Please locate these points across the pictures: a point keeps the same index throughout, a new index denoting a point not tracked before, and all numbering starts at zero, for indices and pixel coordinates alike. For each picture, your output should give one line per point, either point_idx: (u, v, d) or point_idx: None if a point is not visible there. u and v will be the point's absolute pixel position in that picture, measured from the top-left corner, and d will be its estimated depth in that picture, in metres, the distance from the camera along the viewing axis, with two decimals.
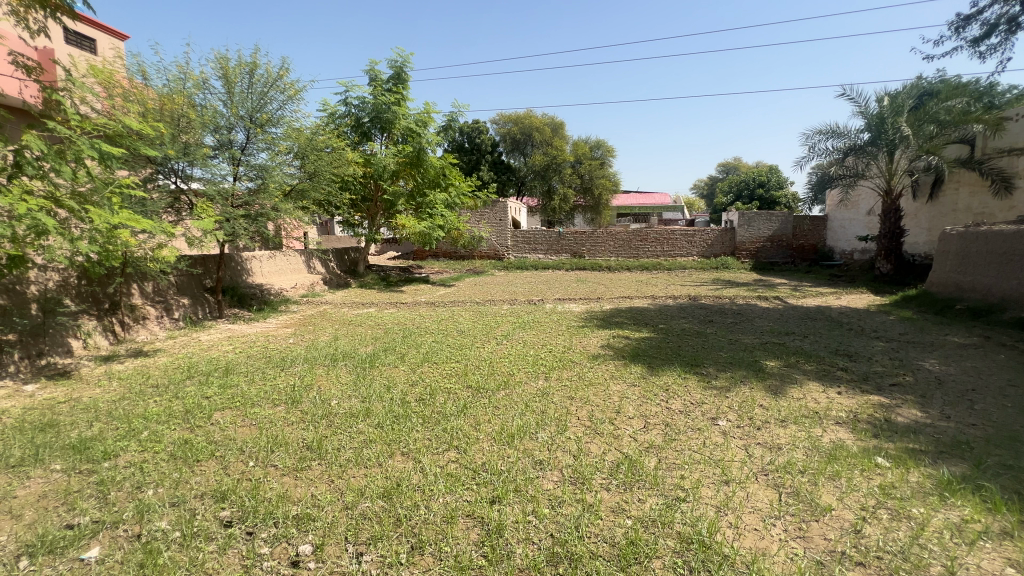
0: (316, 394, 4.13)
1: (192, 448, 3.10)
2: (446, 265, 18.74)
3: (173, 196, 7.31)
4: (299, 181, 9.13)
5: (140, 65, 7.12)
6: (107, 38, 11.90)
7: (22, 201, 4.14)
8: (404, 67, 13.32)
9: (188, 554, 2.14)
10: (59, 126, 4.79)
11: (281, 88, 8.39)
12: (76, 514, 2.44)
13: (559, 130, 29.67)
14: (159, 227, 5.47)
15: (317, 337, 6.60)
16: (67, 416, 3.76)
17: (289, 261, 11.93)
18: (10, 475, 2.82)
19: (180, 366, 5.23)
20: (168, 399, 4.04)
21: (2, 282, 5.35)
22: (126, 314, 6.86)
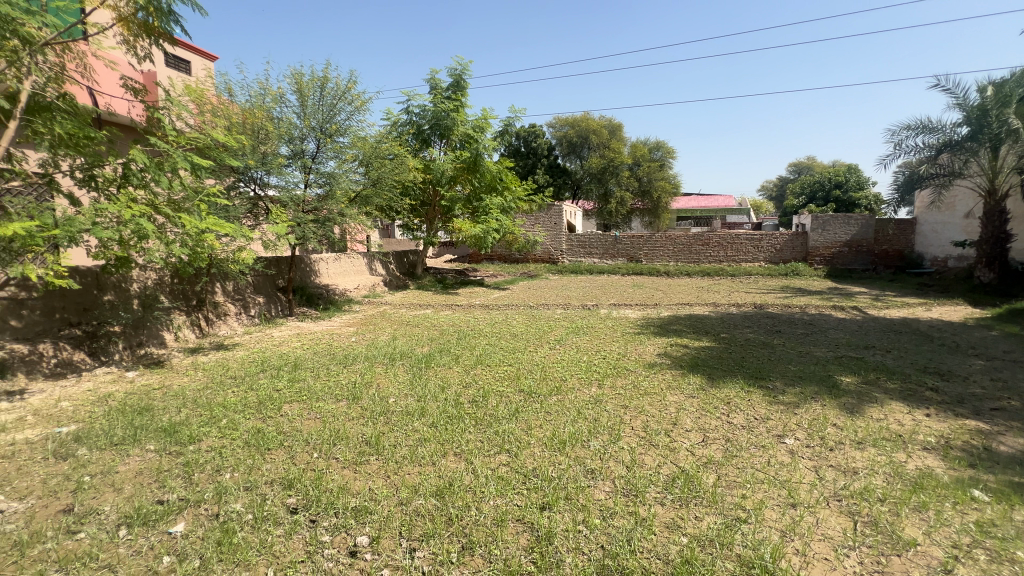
0: (375, 392, 4.31)
1: (264, 437, 3.34)
2: (500, 268, 18.97)
3: (253, 202, 7.93)
4: (363, 187, 9.60)
5: (227, 83, 7.80)
6: (200, 59, 13.09)
7: (127, 209, 4.65)
8: (462, 74, 13.66)
9: (259, 536, 2.31)
10: (159, 141, 5.35)
11: (348, 100, 8.86)
12: (165, 491, 2.71)
13: (616, 131, 29.14)
14: (240, 231, 5.93)
15: (377, 337, 6.89)
16: (159, 401, 4.18)
17: (353, 263, 12.57)
18: (114, 453, 3.17)
19: (255, 359, 5.66)
20: (244, 390, 4.38)
21: (111, 280, 6.12)
22: (210, 311, 7.53)
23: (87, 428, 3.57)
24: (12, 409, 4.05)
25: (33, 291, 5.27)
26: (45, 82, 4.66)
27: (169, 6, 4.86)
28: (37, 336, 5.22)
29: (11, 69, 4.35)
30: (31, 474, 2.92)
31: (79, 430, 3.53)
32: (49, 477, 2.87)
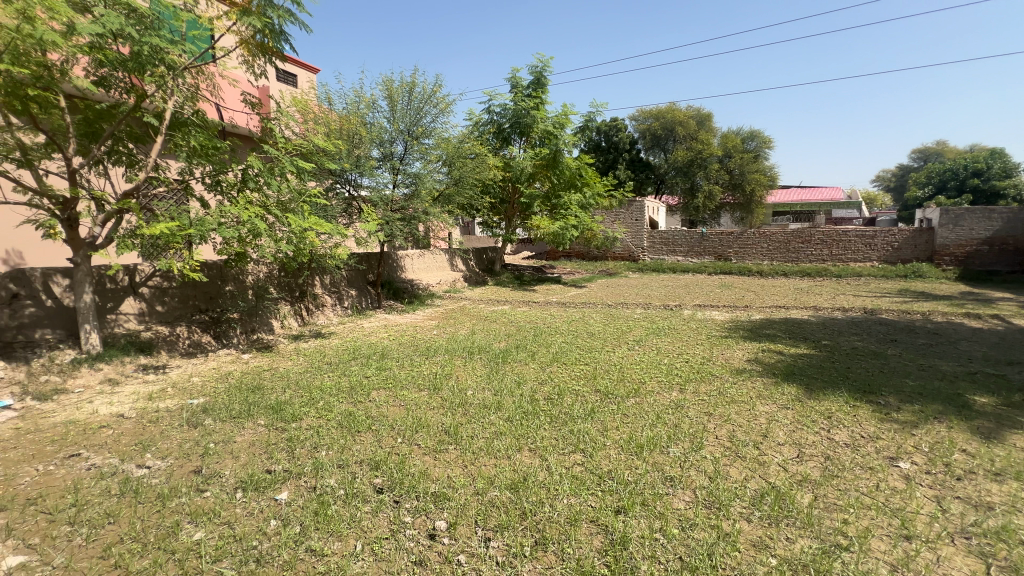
0: (454, 384, 4.48)
1: (354, 420, 3.63)
2: (578, 265, 18.78)
3: (348, 202, 8.58)
4: (446, 187, 10.00)
5: (327, 93, 8.51)
6: (305, 73, 14.37)
7: (245, 210, 5.25)
8: (543, 71, 13.68)
9: (349, 511, 2.51)
10: (272, 149, 5.99)
11: (434, 103, 9.26)
12: (273, 462, 3.04)
13: (704, 122, 27.49)
14: (336, 229, 6.45)
15: (457, 331, 7.17)
16: (269, 381, 4.70)
17: (435, 259, 13.19)
18: (232, 424, 3.62)
19: (348, 347, 6.14)
20: (339, 375, 4.79)
21: (232, 272, 6.98)
22: (310, 302, 8.29)
23: (212, 401, 4.11)
24: (157, 381, 4.79)
25: (173, 281, 6.19)
26: (183, 101, 5.36)
27: (281, 27, 5.41)
28: (175, 320, 6.13)
29: (159, 91, 5.09)
30: (171, 437, 3.43)
31: (206, 403, 4.07)
32: (184, 441, 3.36)
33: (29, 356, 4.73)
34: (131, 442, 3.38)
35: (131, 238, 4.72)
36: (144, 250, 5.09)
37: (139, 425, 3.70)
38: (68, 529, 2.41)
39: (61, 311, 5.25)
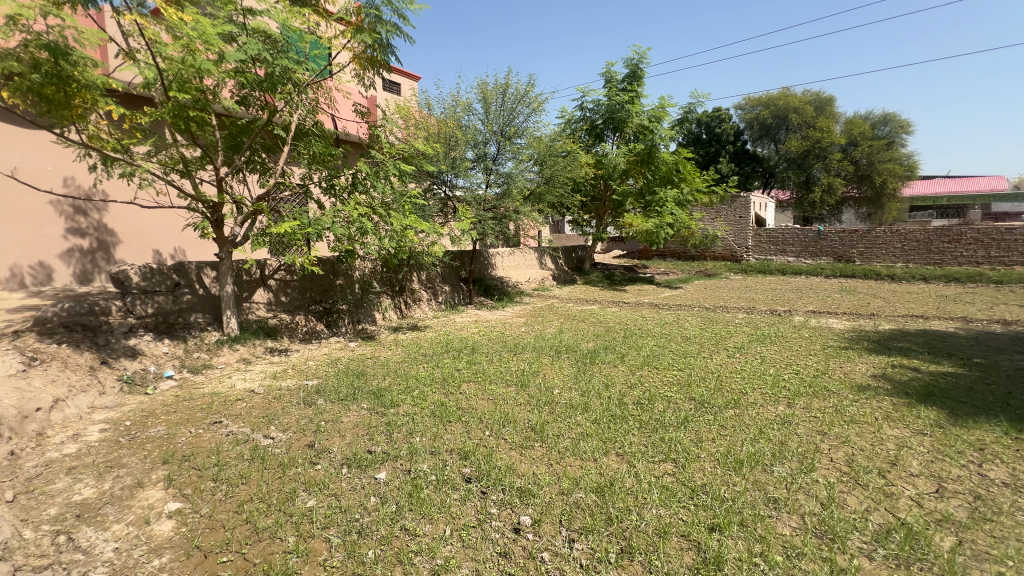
0: (541, 381, 4.52)
1: (446, 410, 3.80)
2: (673, 265, 17.88)
3: (444, 202, 9.01)
4: (537, 185, 10.07)
5: (427, 99, 8.99)
6: (408, 81, 15.33)
7: (354, 211, 5.74)
8: (639, 63, 13.19)
9: (440, 496, 2.64)
10: (378, 154, 6.48)
11: (527, 103, 9.37)
12: (374, 443, 3.29)
13: (825, 106, 24.60)
14: (433, 228, 6.81)
15: (545, 329, 7.21)
16: (371, 368, 5.10)
17: (525, 257, 13.40)
18: (340, 405, 3.99)
19: (441, 340, 6.47)
20: (433, 367, 5.06)
21: (343, 268, 7.68)
22: (409, 296, 8.85)
23: (324, 383, 4.57)
24: (280, 362, 5.44)
25: (294, 275, 6.95)
26: (306, 114, 6.00)
27: (388, 40, 5.82)
28: (296, 309, 6.89)
29: (286, 106, 5.76)
30: (290, 413, 3.88)
31: (319, 384, 4.53)
32: (301, 417, 3.77)
33: (185, 335, 5.63)
34: (260, 414, 3.87)
35: (263, 237, 5.40)
36: (272, 247, 5.79)
37: (266, 400, 4.23)
38: (212, 484, 2.83)
39: (209, 298, 6.16)
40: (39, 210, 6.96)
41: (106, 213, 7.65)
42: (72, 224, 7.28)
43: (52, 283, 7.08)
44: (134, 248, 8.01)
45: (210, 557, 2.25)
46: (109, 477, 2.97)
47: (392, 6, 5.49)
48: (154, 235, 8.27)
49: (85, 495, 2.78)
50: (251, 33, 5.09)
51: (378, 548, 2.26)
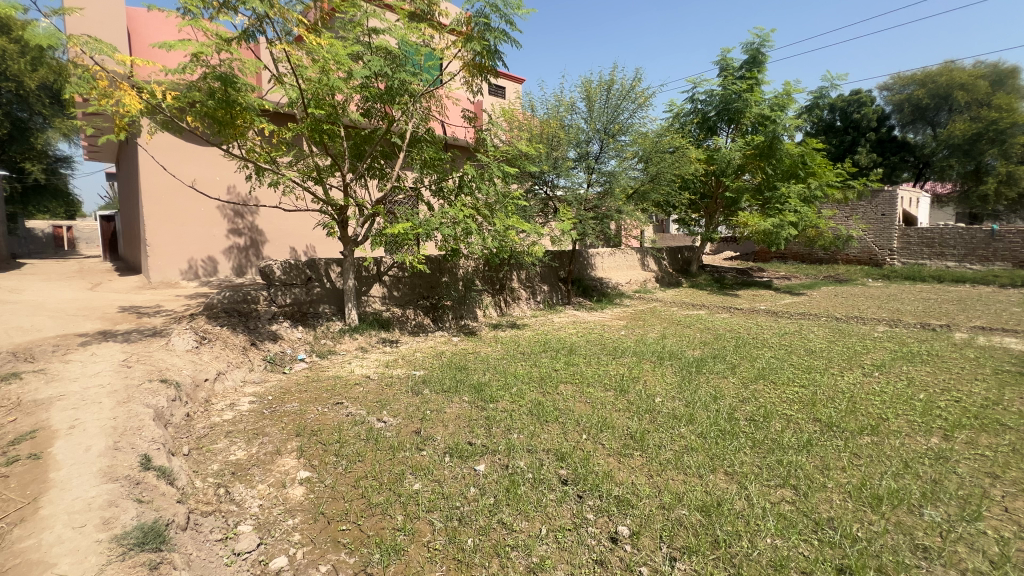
0: (641, 388, 4.35)
1: (543, 409, 3.83)
2: (795, 269, 16.10)
3: (545, 202, 9.07)
4: (642, 183, 9.74)
5: (532, 100, 9.13)
6: (513, 85, 15.69)
7: (460, 212, 6.02)
8: (761, 47, 12.04)
9: (537, 495, 2.66)
10: (484, 157, 6.73)
11: (632, 98, 9.07)
12: (474, 436, 3.43)
13: (1004, 80, 20.39)
14: (534, 228, 6.91)
15: (646, 333, 6.93)
16: (473, 363, 5.32)
17: (626, 258, 13.02)
18: (444, 396, 4.22)
19: (539, 340, 6.53)
20: (531, 365, 5.12)
21: (448, 266, 8.11)
22: (508, 295, 9.08)
23: (430, 375, 4.87)
24: (392, 352, 5.91)
25: (406, 272, 7.50)
26: (419, 122, 6.44)
27: (496, 46, 6.01)
28: (406, 303, 7.42)
29: (403, 116, 6.22)
30: (400, 400, 4.19)
31: (425, 375, 4.84)
32: (409, 405, 4.06)
33: (315, 323, 6.36)
34: (375, 399, 4.25)
35: (380, 237, 5.91)
36: (388, 245, 6.30)
37: (380, 386, 4.62)
38: (335, 458, 3.17)
39: (334, 292, 6.88)
40: (209, 214, 8.38)
41: (257, 215, 8.93)
42: (232, 225, 8.64)
43: (217, 275, 8.53)
44: (277, 245, 9.21)
45: (331, 523, 2.52)
46: (256, 443, 3.47)
47: (501, 13, 5.66)
48: (293, 235, 9.43)
49: (238, 456, 3.27)
50: (375, 51, 5.59)
51: (477, 538, 2.35)
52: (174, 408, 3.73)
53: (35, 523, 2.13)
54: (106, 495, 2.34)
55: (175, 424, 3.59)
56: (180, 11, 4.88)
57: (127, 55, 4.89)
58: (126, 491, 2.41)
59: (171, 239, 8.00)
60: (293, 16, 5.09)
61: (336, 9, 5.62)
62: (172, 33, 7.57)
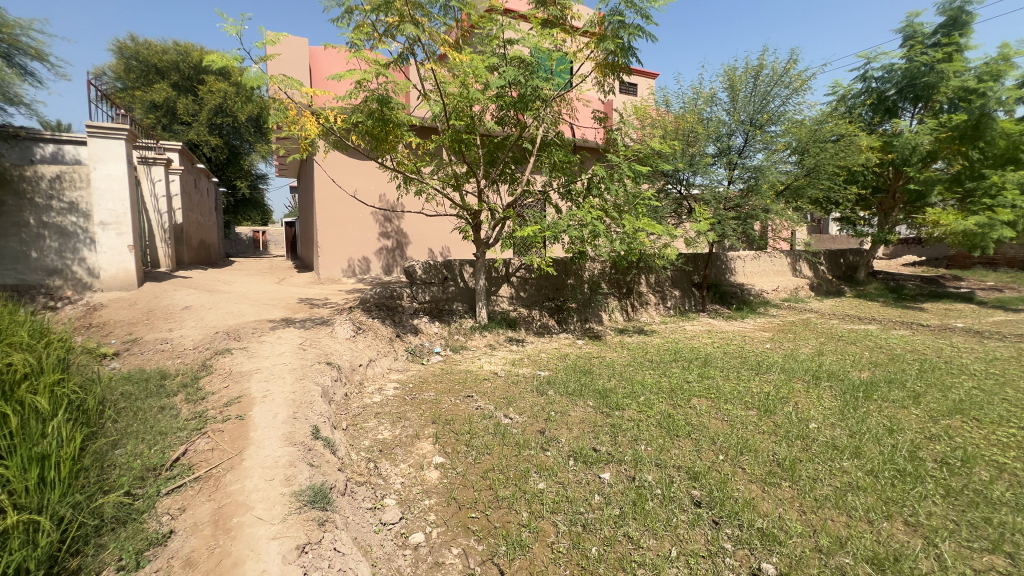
0: (791, 410, 3.84)
1: (674, 422, 3.61)
2: (1009, 278, 12.81)
3: (678, 202, 8.54)
4: (794, 178, 8.64)
5: (666, 95, 8.69)
6: (646, 81, 15.08)
7: (588, 214, 5.97)
8: (965, 5, 9.83)
9: (665, 513, 2.51)
10: (614, 158, 6.60)
11: (786, 83, 8.09)
12: (599, 442, 3.37)
13: None
14: (666, 230, 6.56)
15: (797, 348, 6.12)
16: (597, 368, 5.24)
17: (772, 263, 11.89)
18: (568, 399, 4.22)
19: (669, 348, 6.17)
20: (660, 375, 4.85)
21: (574, 268, 8.10)
22: (636, 299, 8.77)
23: (554, 376, 4.91)
24: (518, 351, 6.10)
25: (532, 273, 7.69)
26: (549, 127, 6.55)
27: (630, 43, 5.83)
28: (532, 304, 7.61)
29: (534, 121, 6.38)
30: (526, 398, 4.30)
31: (550, 376, 4.90)
32: (534, 404, 4.14)
33: (449, 320, 6.87)
34: (502, 396, 4.42)
35: (510, 239, 6.14)
36: (517, 248, 6.51)
37: (507, 383, 4.81)
38: (466, 448, 3.37)
39: (467, 291, 7.32)
40: (365, 219, 9.58)
41: (403, 220, 9.92)
42: (382, 229, 9.74)
43: (369, 273, 9.70)
44: (418, 247, 10.11)
45: (462, 509, 2.68)
46: (399, 425, 3.85)
47: (636, 8, 5.48)
48: (432, 237, 10.28)
49: (385, 436, 3.67)
50: (510, 61, 5.82)
51: (602, 547, 2.30)
52: (336, 387, 4.32)
53: (240, 471, 2.64)
54: (287, 456, 2.81)
55: (336, 401, 4.17)
56: (348, 45, 5.66)
57: (309, 87, 5.83)
58: (301, 455, 2.87)
59: (335, 241, 9.33)
60: (438, 38, 5.56)
61: (475, 25, 5.99)
62: (342, 65, 8.81)
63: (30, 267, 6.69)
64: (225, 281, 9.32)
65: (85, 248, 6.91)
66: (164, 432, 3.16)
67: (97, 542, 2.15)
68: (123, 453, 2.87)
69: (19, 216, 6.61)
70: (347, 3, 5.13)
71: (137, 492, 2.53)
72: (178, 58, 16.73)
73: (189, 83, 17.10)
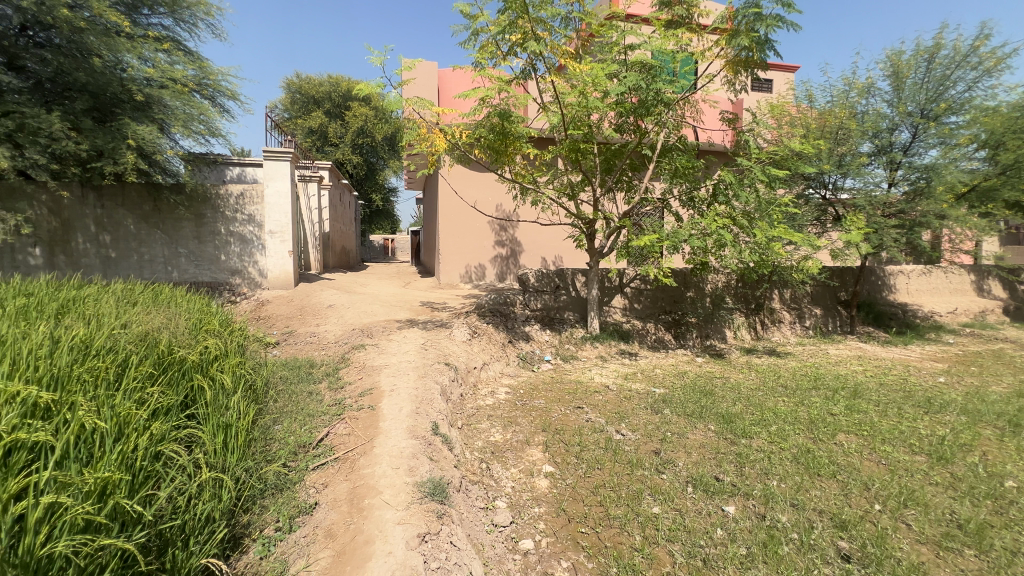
0: (978, 461, 3.14)
1: (814, 459, 3.16)
2: None
3: (821, 208, 7.55)
4: (983, 178, 7.21)
5: (809, 90, 7.77)
6: (784, 75, 13.63)
7: (714, 222, 5.55)
8: None
9: (804, 562, 2.22)
10: (745, 160, 6.08)
11: (973, 64, 6.75)
12: (722, 471, 3.08)
13: None
14: (806, 240, 5.84)
15: (984, 385, 5.00)
16: (720, 389, 4.81)
17: (948, 280, 9.96)
18: (687, 421, 3.94)
19: (808, 373, 5.46)
20: (796, 404, 4.29)
21: (694, 280, 7.58)
22: (766, 316, 7.92)
23: (671, 395, 4.62)
24: (631, 365, 5.87)
25: (648, 284, 7.38)
26: (671, 132, 6.26)
27: (768, 35, 5.33)
28: (647, 317, 7.29)
29: (654, 127, 6.14)
30: (639, 415, 4.12)
31: (666, 394, 4.62)
32: (648, 422, 3.95)
33: (560, 328, 6.88)
34: (613, 410, 4.28)
35: (625, 250, 5.96)
36: (633, 258, 6.30)
37: (619, 397, 4.65)
38: (576, 460, 3.32)
39: (579, 300, 7.27)
40: (482, 228, 10.05)
41: (517, 229, 10.22)
42: (497, 237, 10.14)
43: (484, 279, 10.14)
44: (531, 255, 10.32)
45: (572, 522, 2.64)
46: (510, 429, 3.94)
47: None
48: (544, 246, 10.41)
49: (497, 438, 3.78)
50: (630, 67, 5.68)
51: None
52: (452, 387, 4.58)
53: (371, 457, 2.92)
54: (411, 448, 3.04)
55: (453, 401, 4.41)
56: (474, 65, 6.00)
57: (437, 107, 6.30)
58: (422, 449, 3.07)
59: (455, 249, 9.95)
60: (558, 50, 5.64)
61: (595, 34, 5.97)
62: (467, 84, 9.39)
63: (220, 268, 8.18)
64: (361, 283, 10.47)
65: (257, 253, 8.28)
66: (312, 414, 3.62)
67: (260, 503, 2.53)
68: (282, 429, 3.34)
69: (214, 226, 8.13)
70: (474, 26, 5.46)
71: (291, 464, 2.93)
72: (330, 89, 19.23)
73: (338, 110, 19.58)
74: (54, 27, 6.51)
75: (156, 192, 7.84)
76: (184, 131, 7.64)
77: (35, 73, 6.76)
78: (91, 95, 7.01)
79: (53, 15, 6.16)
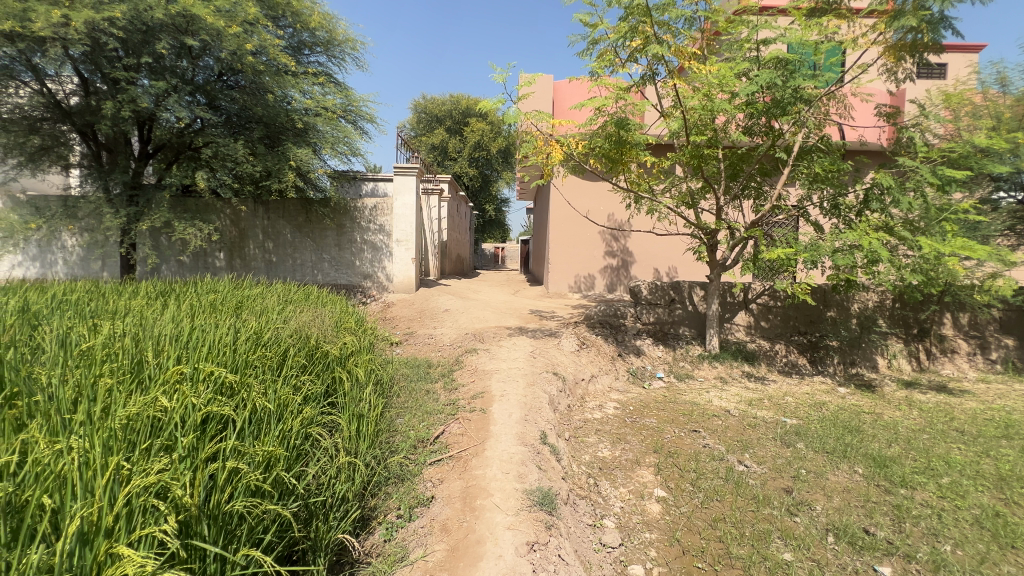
0: None
1: (1006, 526, 2.56)
2: None
3: (1016, 215, 6.16)
4: None
5: (1000, 73, 6.45)
6: (963, 56, 11.42)
7: (865, 232, 4.83)
8: None
9: None
10: (907, 160, 5.22)
11: None
12: (873, 524, 2.64)
13: None
14: (994, 255, 4.80)
15: None
16: (869, 426, 4.15)
17: None
18: (825, 459, 3.44)
19: (993, 417, 4.47)
20: (977, 454, 3.53)
21: (837, 298, 6.66)
22: (933, 344, 6.66)
23: (805, 427, 4.09)
24: (757, 390, 5.32)
25: (778, 301, 6.66)
26: (811, 132, 5.61)
27: (942, 13, 4.53)
28: (776, 337, 6.57)
29: (791, 126, 5.54)
30: (766, 447, 3.71)
31: (799, 426, 4.11)
32: (777, 455, 3.54)
33: (674, 344, 6.51)
34: (735, 438, 3.92)
35: (752, 262, 5.45)
36: (761, 272, 5.73)
37: (742, 424, 4.24)
38: (692, 488, 3.09)
39: (696, 315, 6.80)
40: (592, 238, 9.95)
41: (629, 239, 9.92)
42: (608, 247, 9.95)
43: (593, 289, 10.01)
44: (644, 266, 9.91)
45: (687, 555, 2.47)
46: (619, 446, 3.81)
47: None
48: (658, 257, 9.95)
49: (605, 454, 3.68)
50: (763, 64, 5.19)
51: None
52: (560, 397, 4.58)
53: (483, 459, 3.03)
54: (520, 454, 3.09)
55: (560, 411, 4.41)
56: (591, 74, 5.99)
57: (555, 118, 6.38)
58: (531, 456, 3.11)
59: (564, 258, 10.00)
60: (681, 52, 5.39)
61: (722, 32, 5.59)
62: (583, 94, 9.44)
63: (355, 272, 9.21)
64: (475, 289, 11.09)
65: (386, 259, 9.17)
66: (429, 412, 3.88)
67: (385, 490, 2.78)
68: (404, 423, 3.63)
69: (352, 235, 9.18)
70: (593, 35, 5.44)
71: (411, 457, 3.17)
72: (451, 107, 20.50)
73: (458, 126, 20.86)
74: (242, 71, 7.76)
75: (308, 206, 9.08)
76: (331, 151, 8.87)
77: (227, 111, 8.05)
78: (264, 125, 8.41)
79: (241, 61, 7.40)
